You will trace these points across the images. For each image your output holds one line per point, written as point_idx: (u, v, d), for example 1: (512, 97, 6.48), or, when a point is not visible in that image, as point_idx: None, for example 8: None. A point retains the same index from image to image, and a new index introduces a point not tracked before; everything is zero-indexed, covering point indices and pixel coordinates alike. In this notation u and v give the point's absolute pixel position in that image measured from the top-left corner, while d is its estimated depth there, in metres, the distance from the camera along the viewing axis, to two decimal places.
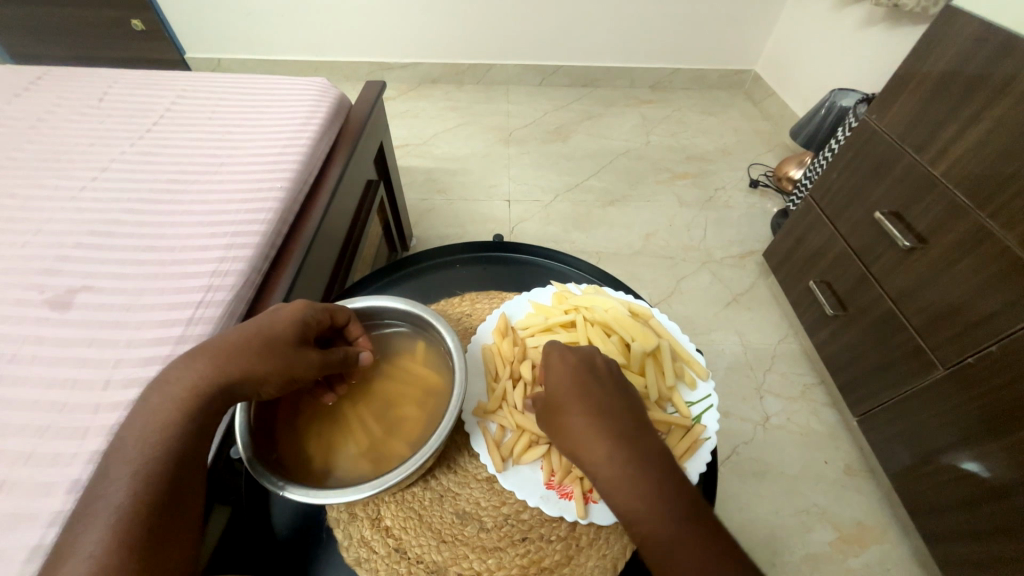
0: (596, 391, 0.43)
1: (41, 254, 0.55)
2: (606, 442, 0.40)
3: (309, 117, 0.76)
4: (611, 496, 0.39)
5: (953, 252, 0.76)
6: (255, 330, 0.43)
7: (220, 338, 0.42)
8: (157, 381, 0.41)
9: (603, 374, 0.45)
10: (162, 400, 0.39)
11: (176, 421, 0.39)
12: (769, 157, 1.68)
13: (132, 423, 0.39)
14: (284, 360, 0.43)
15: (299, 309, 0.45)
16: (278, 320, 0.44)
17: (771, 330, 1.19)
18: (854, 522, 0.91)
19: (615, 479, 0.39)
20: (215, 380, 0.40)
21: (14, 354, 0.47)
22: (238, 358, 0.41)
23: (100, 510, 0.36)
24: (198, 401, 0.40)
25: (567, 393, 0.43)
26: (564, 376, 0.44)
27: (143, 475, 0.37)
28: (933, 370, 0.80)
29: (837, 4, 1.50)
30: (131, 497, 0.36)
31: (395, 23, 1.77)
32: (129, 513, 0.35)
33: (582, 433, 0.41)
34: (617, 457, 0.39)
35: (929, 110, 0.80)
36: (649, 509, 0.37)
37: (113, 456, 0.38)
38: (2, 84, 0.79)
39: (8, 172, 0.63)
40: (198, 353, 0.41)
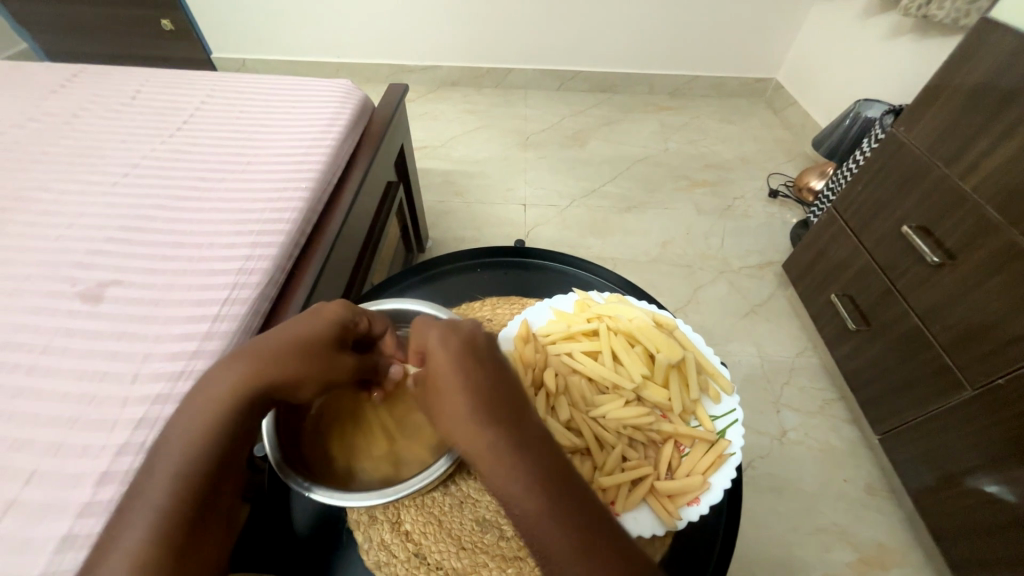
0: (482, 367, 0.41)
1: (74, 248, 0.56)
2: (492, 419, 0.38)
3: (334, 118, 0.77)
4: (491, 481, 0.36)
5: (983, 270, 0.74)
6: (298, 334, 0.43)
7: (263, 338, 0.42)
8: (201, 377, 0.41)
9: (489, 351, 0.42)
10: (205, 398, 0.39)
11: (216, 422, 0.39)
12: (790, 167, 1.66)
13: (175, 419, 0.40)
14: (323, 366, 0.43)
15: (340, 314, 0.45)
16: (320, 324, 0.44)
17: (790, 342, 1.17)
18: (873, 543, 0.89)
19: (496, 461, 0.37)
20: (257, 382, 0.40)
21: (46, 345, 0.48)
22: (281, 359, 0.41)
23: (141, 506, 0.36)
24: (239, 401, 0.40)
25: (450, 371, 0.40)
26: (447, 351, 0.41)
27: (183, 474, 0.37)
28: (960, 390, 0.77)
29: (864, 13, 1.47)
30: (171, 496, 0.36)
31: (416, 26, 1.79)
32: (168, 511, 0.36)
33: (465, 411, 0.38)
34: (499, 436, 0.37)
35: (960, 124, 0.78)
36: (530, 490, 0.35)
37: (155, 452, 0.39)
38: (39, 80, 0.81)
39: (44, 167, 0.65)
40: (240, 352, 0.41)
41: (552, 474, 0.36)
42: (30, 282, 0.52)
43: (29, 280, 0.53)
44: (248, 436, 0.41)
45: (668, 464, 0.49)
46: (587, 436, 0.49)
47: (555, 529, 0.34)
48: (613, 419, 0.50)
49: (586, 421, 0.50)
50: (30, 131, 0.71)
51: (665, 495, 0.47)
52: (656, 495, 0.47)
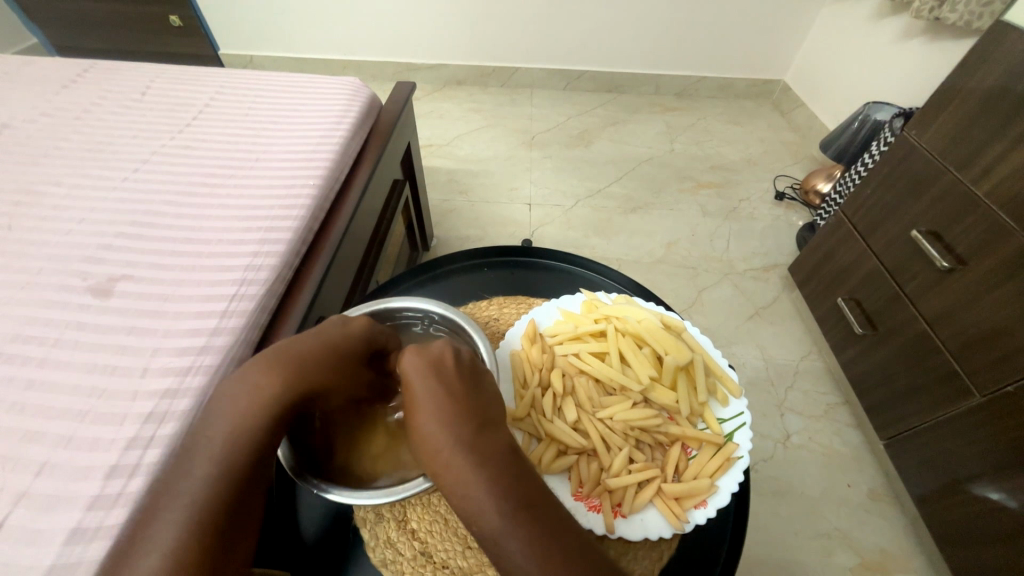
0: (448, 387, 0.41)
1: (84, 243, 0.56)
2: (453, 439, 0.38)
3: (342, 116, 0.77)
4: (454, 499, 0.37)
5: (993, 276, 0.73)
6: (331, 343, 0.44)
7: (295, 347, 0.43)
8: (236, 380, 0.41)
9: (456, 369, 0.43)
10: (243, 403, 0.40)
11: (255, 426, 0.40)
12: (796, 169, 1.65)
13: (209, 421, 0.40)
14: (354, 375, 0.44)
15: (367, 325, 0.47)
16: (350, 334, 0.45)
17: (795, 346, 1.16)
18: (876, 549, 0.89)
19: (457, 480, 0.37)
20: (295, 390, 0.41)
21: (56, 338, 0.48)
22: (319, 367, 0.42)
23: (177, 505, 0.36)
24: (278, 408, 0.40)
25: (417, 393, 0.41)
26: (415, 372, 0.42)
27: (219, 476, 0.37)
28: (968, 397, 0.77)
29: (874, 15, 1.46)
30: (207, 497, 0.36)
31: (424, 24, 1.79)
32: (204, 512, 0.36)
33: (428, 430, 0.39)
34: (456, 454, 0.38)
35: (973, 128, 0.78)
36: (488, 507, 0.36)
37: (188, 454, 0.39)
38: (50, 75, 0.81)
39: (54, 161, 0.65)
40: (275, 359, 0.42)
41: (513, 491, 0.36)
42: (41, 276, 0.53)
43: (40, 273, 0.53)
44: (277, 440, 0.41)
45: (675, 467, 0.49)
46: (593, 437, 0.49)
47: (511, 547, 0.34)
48: (620, 421, 0.50)
49: (592, 422, 0.50)
50: (41, 125, 0.71)
51: (672, 497, 0.47)
52: (663, 497, 0.47)
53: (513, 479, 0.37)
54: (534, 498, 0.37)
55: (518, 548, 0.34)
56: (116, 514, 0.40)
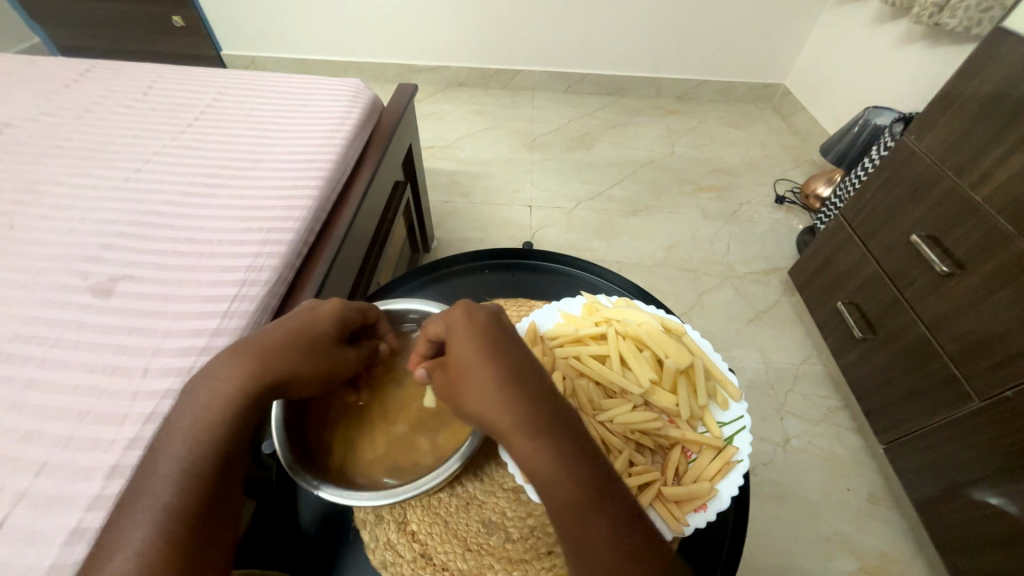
0: (509, 352, 0.39)
1: (85, 243, 0.56)
2: (524, 403, 0.37)
3: (344, 117, 0.77)
4: (521, 459, 0.36)
5: (991, 281, 0.74)
6: (299, 330, 0.44)
7: (263, 336, 0.43)
8: (202, 375, 0.41)
9: (509, 334, 0.41)
10: (212, 397, 0.40)
11: (223, 420, 0.39)
12: (796, 173, 1.65)
13: (174, 420, 0.40)
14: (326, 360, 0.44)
15: (339, 307, 0.47)
16: (320, 318, 0.45)
17: (795, 349, 1.16)
18: (876, 553, 0.89)
19: (533, 447, 0.36)
20: (264, 379, 0.41)
21: (57, 338, 0.48)
22: (286, 355, 0.42)
23: (147, 505, 0.36)
24: (247, 398, 0.40)
25: (477, 355, 0.39)
26: (473, 336, 0.40)
27: (189, 474, 0.38)
28: (967, 401, 0.77)
29: (875, 21, 1.47)
30: (178, 495, 0.37)
31: (427, 26, 1.79)
32: (176, 509, 0.36)
33: (496, 394, 0.37)
34: (533, 420, 0.36)
35: (972, 134, 0.78)
36: (565, 476, 0.35)
37: (157, 452, 0.39)
38: (54, 75, 0.82)
39: (57, 161, 0.66)
40: (244, 349, 0.42)
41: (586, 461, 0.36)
42: (43, 275, 0.53)
43: (42, 273, 0.53)
44: (249, 435, 0.41)
45: (675, 470, 0.49)
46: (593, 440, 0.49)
47: (588, 518, 0.34)
48: (619, 424, 0.50)
49: (593, 424, 0.50)
50: (45, 125, 0.71)
51: (672, 501, 0.47)
52: (663, 501, 0.47)
53: (583, 449, 0.36)
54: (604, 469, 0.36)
55: (596, 518, 0.34)
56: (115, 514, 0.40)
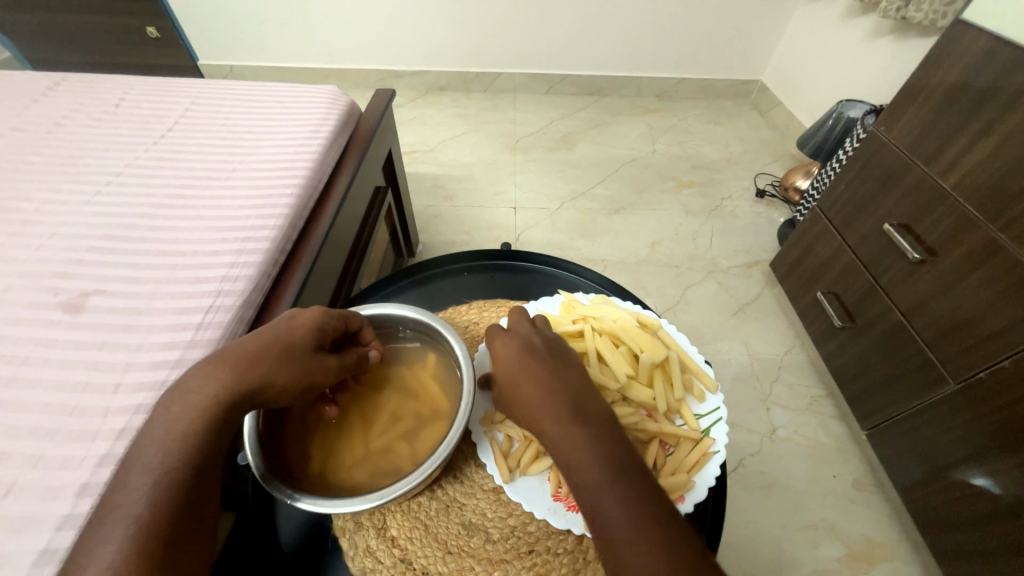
0: (546, 365, 0.45)
1: (54, 258, 0.55)
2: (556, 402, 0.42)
3: (320, 124, 0.77)
4: (559, 457, 0.40)
5: (962, 266, 0.75)
6: (274, 338, 0.44)
7: (240, 345, 0.43)
8: (175, 387, 0.41)
9: (551, 350, 0.47)
10: (185, 407, 0.40)
11: (197, 429, 0.39)
12: (775, 167, 1.68)
13: (147, 433, 0.39)
14: (302, 367, 0.44)
15: (317, 314, 0.47)
16: (297, 325, 0.45)
17: (778, 340, 1.18)
18: (862, 538, 0.90)
19: (565, 440, 0.40)
20: (237, 387, 0.41)
21: (25, 356, 0.47)
22: (261, 363, 0.42)
23: (119, 519, 0.36)
24: (220, 407, 0.40)
25: (513, 367, 0.45)
26: (508, 352, 0.47)
27: (163, 485, 0.37)
28: (944, 384, 0.79)
29: (845, 16, 1.50)
30: (151, 506, 0.36)
31: (405, 31, 1.79)
32: (146, 521, 0.35)
33: (530, 399, 0.43)
34: (568, 418, 0.41)
35: (937, 123, 0.80)
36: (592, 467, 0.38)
37: (131, 465, 0.38)
38: (20, 89, 0.80)
39: (24, 176, 0.64)
40: (219, 359, 0.42)
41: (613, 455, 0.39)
42: (9, 293, 0.52)
43: (10, 290, 0.52)
44: (225, 444, 0.41)
45: (653, 463, 0.49)
46: None
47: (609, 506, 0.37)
48: None
49: None
50: (11, 140, 0.70)
51: None
52: None
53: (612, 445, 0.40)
54: (633, 463, 0.39)
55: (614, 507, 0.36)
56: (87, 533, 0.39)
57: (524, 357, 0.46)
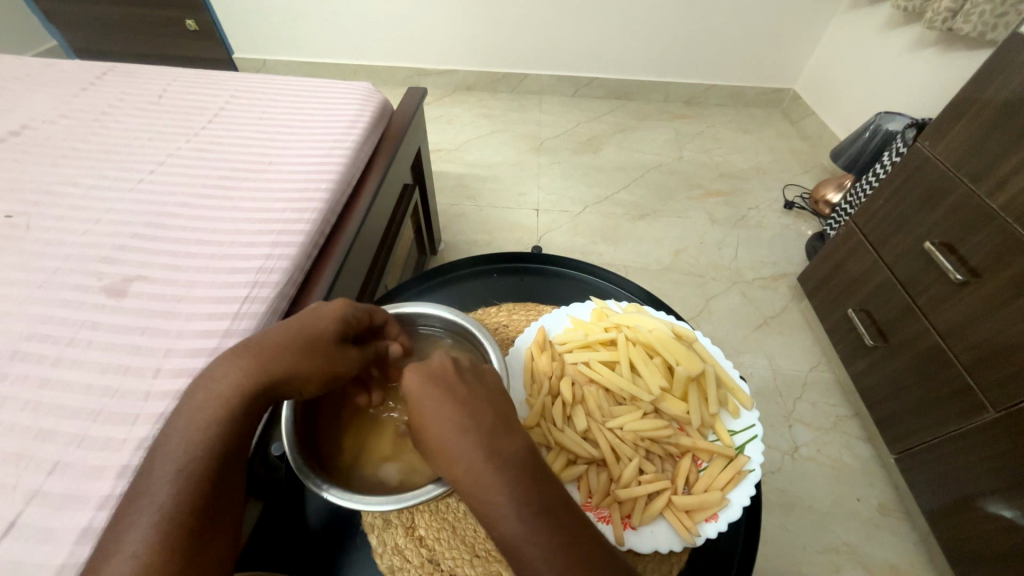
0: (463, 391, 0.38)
1: (99, 243, 0.57)
2: (473, 431, 0.36)
3: (355, 120, 0.78)
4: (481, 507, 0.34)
5: (1005, 290, 0.73)
6: (300, 330, 0.43)
7: (266, 335, 0.43)
8: (200, 377, 0.41)
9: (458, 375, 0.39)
10: (209, 397, 0.40)
11: (221, 420, 0.39)
12: (806, 178, 1.64)
13: (173, 423, 0.40)
14: (329, 361, 0.44)
15: (343, 307, 0.46)
16: (322, 317, 0.45)
17: (804, 356, 1.15)
18: (886, 565, 0.87)
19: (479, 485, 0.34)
20: (260, 378, 0.41)
21: (71, 337, 0.49)
22: (286, 357, 0.42)
23: (146, 505, 0.37)
24: (242, 398, 0.40)
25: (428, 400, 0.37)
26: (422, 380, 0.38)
27: (186, 475, 0.38)
28: (982, 412, 0.76)
29: (887, 25, 1.46)
30: (174, 497, 0.37)
31: (435, 30, 1.80)
32: (172, 511, 0.36)
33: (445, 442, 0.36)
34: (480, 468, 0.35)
35: (987, 141, 0.77)
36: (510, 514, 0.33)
37: (158, 452, 0.39)
38: (71, 77, 0.83)
39: (73, 162, 0.67)
40: (242, 350, 0.42)
41: (539, 488, 0.35)
42: (57, 275, 0.53)
43: (57, 272, 0.54)
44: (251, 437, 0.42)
45: (685, 478, 0.49)
46: (603, 446, 0.49)
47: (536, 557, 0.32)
48: (629, 431, 0.50)
49: (603, 431, 0.50)
50: (60, 127, 0.72)
51: (683, 510, 0.47)
52: (673, 510, 0.47)
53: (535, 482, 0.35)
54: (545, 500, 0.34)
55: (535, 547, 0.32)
56: None
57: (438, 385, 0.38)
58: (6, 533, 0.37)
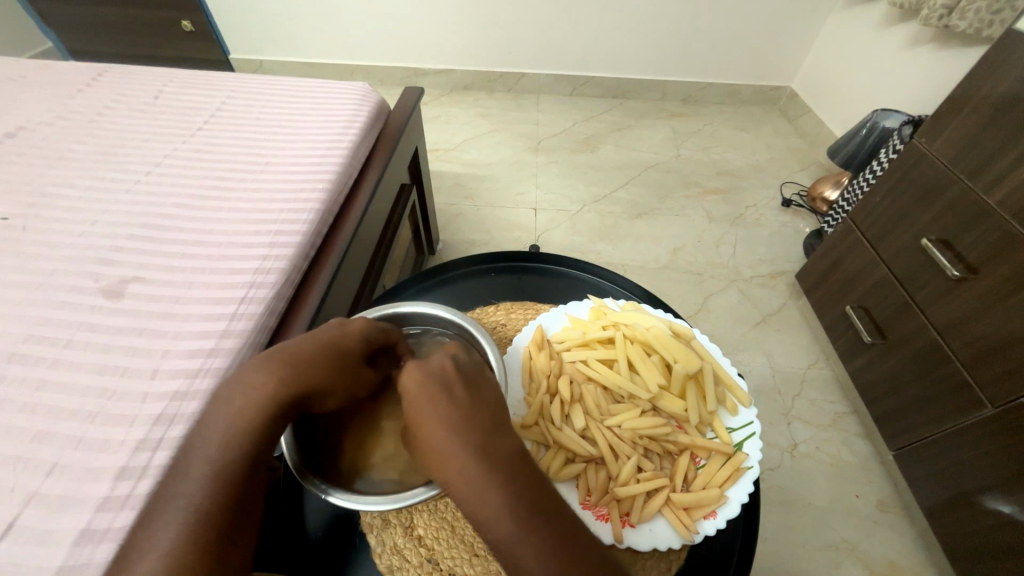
0: (456, 395, 0.38)
1: (96, 244, 0.57)
2: (465, 437, 0.36)
3: (351, 120, 0.78)
4: (472, 512, 0.34)
5: (1004, 286, 0.73)
6: (330, 343, 0.44)
7: (296, 345, 0.43)
8: (232, 381, 0.41)
9: (453, 376, 0.40)
10: (242, 401, 0.40)
11: (252, 426, 0.39)
12: (803, 176, 1.64)
13: (205, 427, 0.40)
14: (352, 376, 0.44)
15: (366, 325, 0.47)
16: (349, 333, 0.45)
17: (803, 354, 1.15)
18: (885, 560, 0.87)
19: (471, 489, 0.34)
20: (293, 388, 0.40)
21: (68, 339, 0.49)
22: (318, 368, 0.42)
23: (177, 506, 0.36)
24: (274, 407, 0.40)
25: (425, 403, 0.38)
26: (419, 382, 0.39)
27: (218, 478, 0.37)
28: (980, 407, 0.76)
29: (883, 22, 1.46)
30: (208, 500, 0.37)
31: (432, 29, 1.80)
32: (204, 514, 0.36)
33: (439, 442, 0.36)
34: (473, 474, 0.34)
35: (983, 137, 0.77)
36: (501, 519, 0.33)
37: (189, 455, 0.39)
38: (65, 79, 0.82)
39: (68, 164, 0.66)
40: (274, 357, 0.41)
41: (531, 495, 0.34)
42: (54, 276, 0.53)
43: (54, 274, 0.53)
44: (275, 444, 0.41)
45: (683, 476, 0.49)
46: (601, 445, 0.49)
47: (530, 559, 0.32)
48: (628, 429, 0.50)
49: (601, 430, 0.50)
50: (56, 128, 0.72)
51: (681, 507, 0.47)
52: (672, 508, 0.47)
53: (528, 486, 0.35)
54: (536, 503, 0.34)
55: (526, 546, 0.32)
56: (124, 516, 0.40)
57: (435, 387, 0.38)
58: (4, 536, 0.37)
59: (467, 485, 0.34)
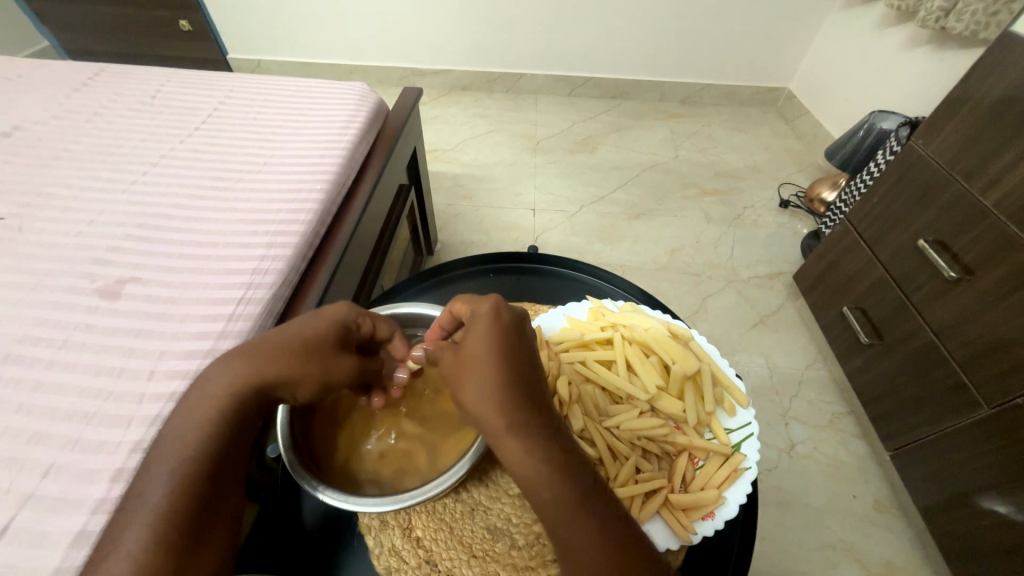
0: (516, 356, 0.40)
1: (92, 244, 0.56)
2: (522, 401, 0.38)
3: (349, 121, 0.78)
4: (517, 466, 0.37)
5: (1000, 287, 0.73)
6: (297, 333, 0.43)
7: (262, 338, 0.43)
8: (199, 379, 0.41)
9: (515, 335, 0.41)
10: (207, 398, 0.40)
11: (216, 422, 0.39)
12: (800, 177, 1.65)
13: (173, 425, 0.40)
14: (325, 365, 0.43)
15: (340, 311, 0.45)
16: (319, 321, 0.44)
17: (800, 354, 1.16)
18: (882, 560, 0.88)
19: (523, 447, 0.37)
20: (256, 380, 0.40)
21: (64, 340, 0.48)
22: (284, 359, 0.41)
23: (141, 505, 0.37)
24: (238, 401, 0.40)
25: (488, 358, 0.39)
26: (484, 336, 0.40)
27: (182, 476, 0.38)
28: (977, 408, 0.76)
29: (880, 24, 1.47)
30: (171, 497, 0.37)
31: (430, 29, 1.80)
32: (166, 511, 0.36)
33: (497, 400, 0.38)
34: (527, 434, 0.37)
35: (979, 139, 0.78)
36: (548, 479, 0.36)
37: (157, 453, 0.39)
38: (62, 78, 0.82)
39: (65, 163, 0.66)
40: (238, 352, 0.42)
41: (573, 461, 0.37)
42: (50, 277, 0.53)
43: (50, 274, 0.53)
44: (242, 443, 0.41)
45: (682, 476, 0.49)
46: (600, 446, 0.49)
47: (567, 519, 0.35)
48: (627, 430, 0.50)
49: (599, 430, 0.50)
50: (52, 128, 0.71)
51: (680, 508, 0.47)
52: (670, 508, 0.47)
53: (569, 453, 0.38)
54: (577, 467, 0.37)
55: (565, 506, 0.35)
56: None
57: (499, 345, 0.40)
58: (0, 537, 0.37)
59: (519, 444, 0.37)
